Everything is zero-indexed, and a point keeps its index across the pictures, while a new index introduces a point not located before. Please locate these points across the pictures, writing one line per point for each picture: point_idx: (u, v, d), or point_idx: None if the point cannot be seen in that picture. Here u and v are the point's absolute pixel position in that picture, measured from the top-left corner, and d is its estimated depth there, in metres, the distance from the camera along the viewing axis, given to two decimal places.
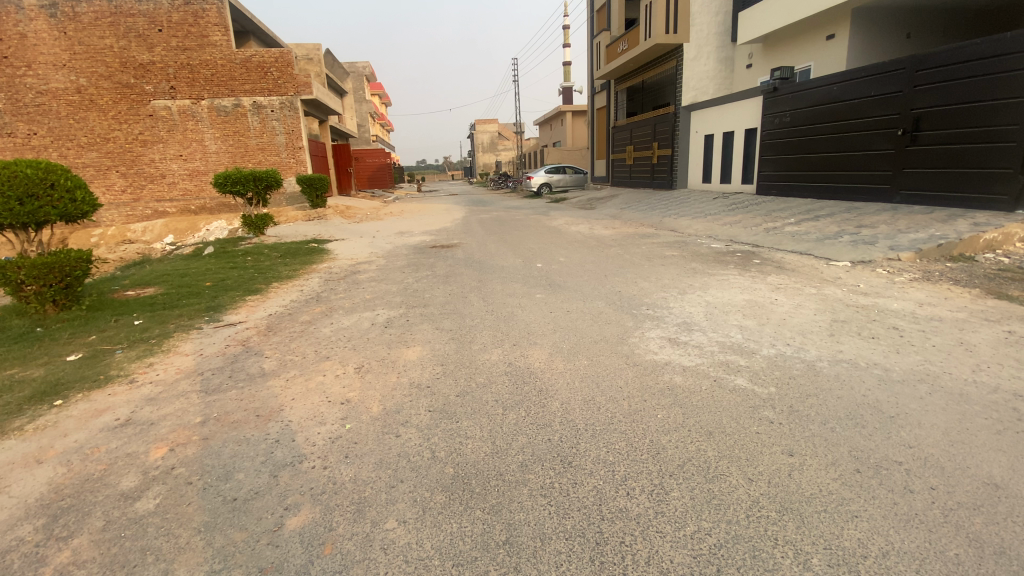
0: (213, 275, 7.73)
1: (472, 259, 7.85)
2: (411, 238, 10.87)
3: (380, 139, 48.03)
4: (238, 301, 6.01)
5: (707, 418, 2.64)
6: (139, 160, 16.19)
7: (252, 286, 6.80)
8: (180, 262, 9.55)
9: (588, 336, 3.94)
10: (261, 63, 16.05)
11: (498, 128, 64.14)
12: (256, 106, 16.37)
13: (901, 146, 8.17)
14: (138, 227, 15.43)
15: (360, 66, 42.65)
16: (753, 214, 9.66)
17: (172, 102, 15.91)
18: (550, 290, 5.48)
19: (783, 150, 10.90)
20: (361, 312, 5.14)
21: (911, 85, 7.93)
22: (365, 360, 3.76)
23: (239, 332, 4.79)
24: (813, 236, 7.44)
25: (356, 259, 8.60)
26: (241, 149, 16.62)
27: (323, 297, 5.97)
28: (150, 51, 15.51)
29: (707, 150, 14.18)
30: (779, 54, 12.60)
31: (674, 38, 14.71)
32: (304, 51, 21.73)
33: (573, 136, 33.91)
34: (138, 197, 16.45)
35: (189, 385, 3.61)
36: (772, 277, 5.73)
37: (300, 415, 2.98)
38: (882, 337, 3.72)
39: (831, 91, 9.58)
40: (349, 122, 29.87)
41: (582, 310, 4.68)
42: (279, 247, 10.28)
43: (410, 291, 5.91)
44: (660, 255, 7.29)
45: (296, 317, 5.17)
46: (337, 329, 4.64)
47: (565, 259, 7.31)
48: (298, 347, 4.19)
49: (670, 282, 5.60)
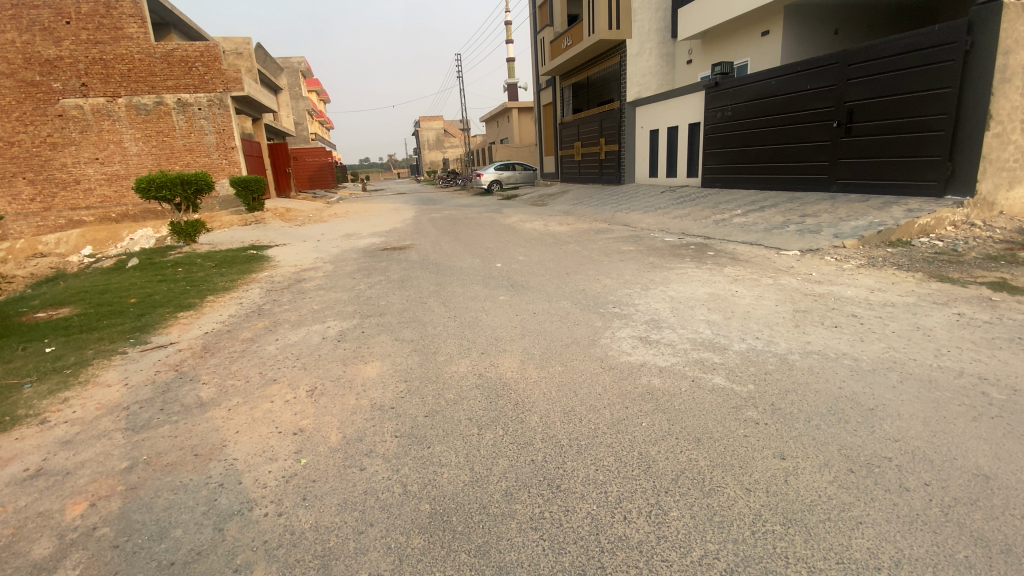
0: (139, 291, 6.99)
1: (427, 261, 7.52)
2: (360, 241, 10.36)
3: (320, 138, 46.14)
4: (169, 319, 5.43)
5: (692, 422, 2.52)
6: (49, 165, 14.63)
7: (185, 301, 6.18)
8: (100, 277, 8.64)
9: (557, 339, 3.77)
10: (185, 58, 14.93)
11: (443, 125, 63.24)
12: (181, 103, 15.17)
13: (837, 138, 8.55)
14: (50, 239, 13.95)
15: (295, 61, 40.74)
16: (702, 206, 9.85)
17: (84, 100, 14.44)
18: (512, 292, 5.28)
19: (725, 144, 11.19)
20: (310, 326, 4.74)
21: (845, 79, 8.31)
22: (318, 381, 3.41)
23: (170, 356, 4.29)
24: (761, 226, 7.64)
25: (301, 266, 8.05)
26: (167, 151, 15.36)
27: (266, 309, 5.49)
28: (57, 45, 14.03)
29: (653, 144, 14.42)
30: (717, 50, 12.97)
31: (616, 34, 14.85)
32: (233, 46, 20.40)
33: (519, 132, 33.87)
34: (49, 206, 14.87)
35: (112, 422, 3.14)
36: (728, 268, 5.77)
37: (246, 452, 2.63)
38: (845, 325, 3.77)
39: (768, 86, 9.90)
40: (286, 120, 28.44)
41: (548, 312, 4.51)
42: (214, 256, 9.52)
43: (363, 299, 5.54)
44: (618, 250, 7.24)
45: (235, 334, 4.70)
46: (283, 346, 4.23)
47: (524, 258, 7.13)
48: (239, 370, 3.77)
49: (631, 277, 5.53)
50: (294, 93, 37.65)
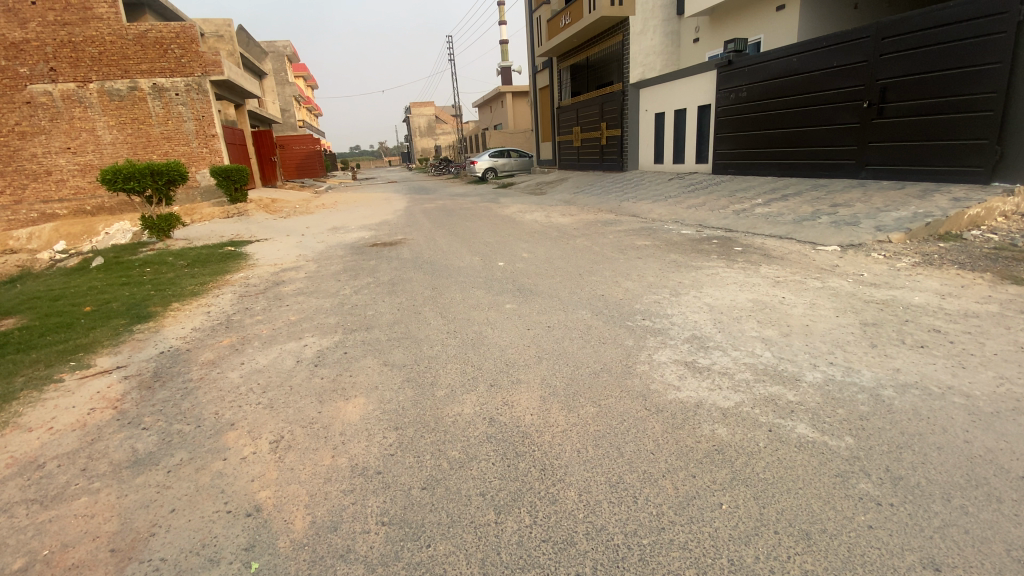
0: (98, 296, 6.22)
1: (421, 259, 6.79)
2: (348, 236, 9.56)
3: (307, 125, 44.78)
4: (124, 334, 4.67)
5: (792, 504, 1.85)
6: (17, 156, 13.62)
7: (145, 310, 5.41)
8: (60, 279, 7.80)
9: (583, 365, 3.07)
10: (159, 40, 13.89)
11: (435, 111, 61.83)
12: (157, 88, 14.17)
13: (866, 119, 7.82)
14: (21, 234, 13.07)
15: (280, 44, 39.26)
16: (716, 194, 9.14)
17: (54, 86, 13.42)
18: (520, 299, 4.57)
19: (740, 127, 10.42)
20: (284, 343, 4.01)
21: (878, 54, 7.55)
22: (286, 427, 2.70)
23: (113, 386, 3.54)
24: (788, 217, 6.95)
25: (282, 265, 7.29)
26: (143, 139, 14.39)
27: (236, 321, 4.75)
28: (22, 27, 12.99)
29: (659, 129, 13.63)
30: (727, 27, 12.17)
31: (619, 11, 13.96)
32: (212, 28, 19.26)
33: (514, 118, 32.89)
34: (19, 199, 13.90)
35: (17, 490, 2.41)
36: (764, 267, 5.08)
37: (179, 548, 1.92)
38: (933, 345, 3.08)
39: (789, 63, 9.11)
40: (271, 106, 27.26)
41: (564, 325, 3.79)
42: (188, 254, 8.69)
43: (347, 308, 4.80)
44: (632, 245, 6.52)
45: (195, 356, 3.94)
46: (249, 374, 3.50)
47: (529, 256, 6.43)
48: (192, 409, 3.03)
49: (655, 279, 4.83)
50: (280, 78, 36.25)
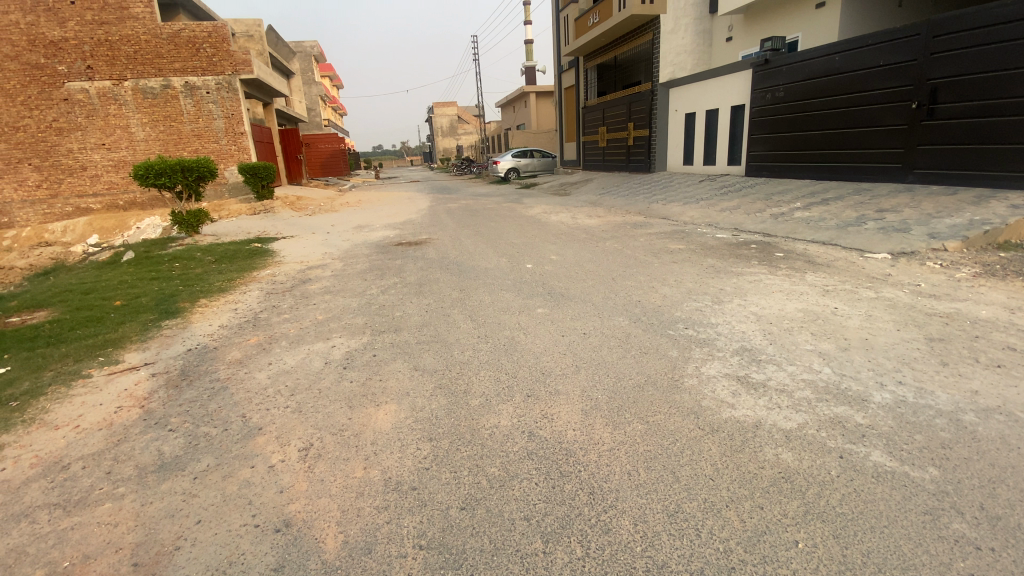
0: (127, 291, 6.25)
1: (447, 259, 6.69)
2: (373, 234, 9.50)
3: (332, 124, 45.35)
4: (151, 330, 4.64)
5: (878, 545, 1.65)
6: (55, 151, 13.97)
7: (173, 306, 5.39)
8: (92, 272, 7.91)
9: (626, 377, 2.89)
10: (192, 39, 14.10)
11: (458, 111, 62.01)
12: (189, 86, 14.40)
13: (915, 121, 7.43)
14: (57, 227, 13.43)
15: (308, 44, 39.73)
16: (751, 197, 8.83)
17: (90, 83, 13.74)
18: (553, 302, 4.40)
19: (776, 128, 10.05)
20: (312, 343, 3.91)
21: (928, 53, 7.16)
22: (316, 434, 2.58)
23: (141, 384, 3.48)
24: (831, 222, 6.64)
25: (308, 263, 7.26)
26: (174, 136, 14.64)
27: (263, 319, 4.68)
28: (61, 26, 13.31)
29: (689, 130, 13.31)
30: (763, 25, 11.81)
31: (650, 9, 13.68)
32: (244, 27, 19.55)
33: (537, 118, 32.71)
34: (55, 193, 14.26)
35: (42, 492, 2.34)
36: (810, 274, 4.82)
37: (205, 565, 1.81)
38: (1011, 365, 2.82)
39: (831, 62, 8.73)
40: (298, 105, 27.61)
41: (601, 332, 3.60)
42: (216, 250, 8.75)
43: (374, 309, 4.69)
44: (666, 249, 6.30)
45: (222, 355, 3.87)
46: (277, 374, 3.40)
47: (558, 257, 6.26)
48: (219, 411, 2.94)
49: (694, 285, 4.60)
50: (306, 78, 36.77)
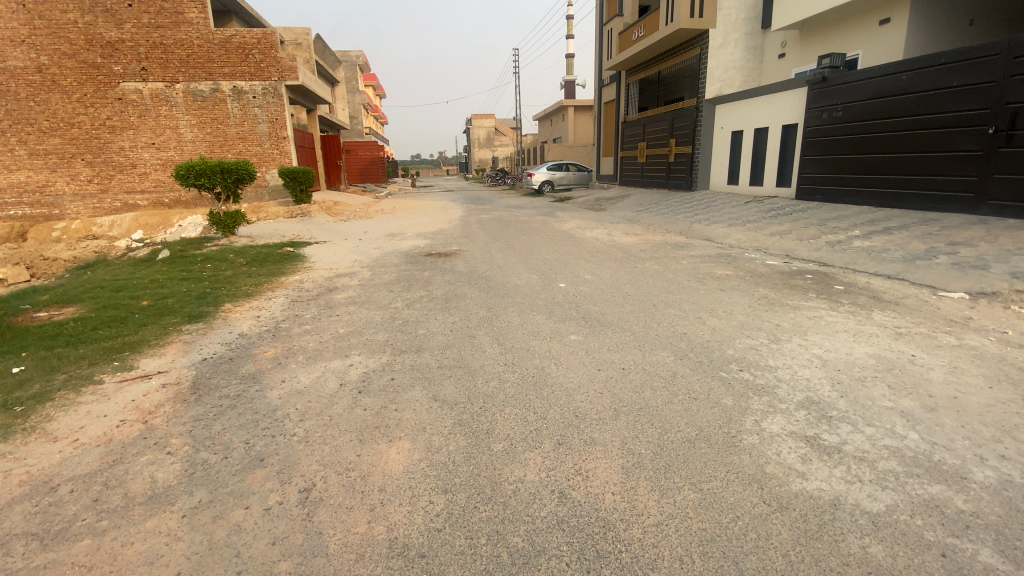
0: (157, 290, 6.24)
1: (477, 274, 6.44)
2: (404, 243, 9.37)
3: (373, 132, 46.37)
4: (172, 334, 4.53)
5: None
6: (107, 148, 14.51)
7: (197, 309, 5.30)
8: (128, 269, 8.01)
9: (674, 429, 2.51)
10: (242, 45, 14.46)
11: (496, 123, 62.49)
12: (236, 90, 14.76)
13: (990, 147, 6.78)
14: (105, 222, 13.92)
15: (354, 54, 40.77)
16: (802, 222, 8.28)
17: (144, 84, 14.25)
18: (588, 329, 4.06)
19: (832, 150, 9.47)
20: (329, 360, 3.67)
21: (1008, 74, 6.55)
22: (321, 471, 2.31)
23: (150, 395, 3.31)
24: (895, 253, 6.08)
25: (336, 270, 7.14)
26: (220, 138, 15.01)
27: (284, 329, 4.50)
28: (119, 28, 13.86)
29: (735, 148, 12.78)
30: (819, 42, 11.27)
31: (698, 23, 13.25)
32: (293, 36, 20.09)
33: (575, 132, 32.50)
34: (105, 188, 14.80)
35: (21, 519, 2.14)
36: (877, 313, 4.34)
37: None
38: None
39: (896, 82, 8.15)
40: (340, 112, 28.22)
41: (643, 369, 3.23)
42: (248, 252, 8.76)
43: (397, 325, 4.44)
44: (710, 274, 5.88)
45: (236, 367, 3.67)
46: (289, 394, 3.16)
47: (593, 277, 5.93)
48: (222, 434, 2.71)
49: (745, 319, 4.19)
50: (351, 86, 37.72)
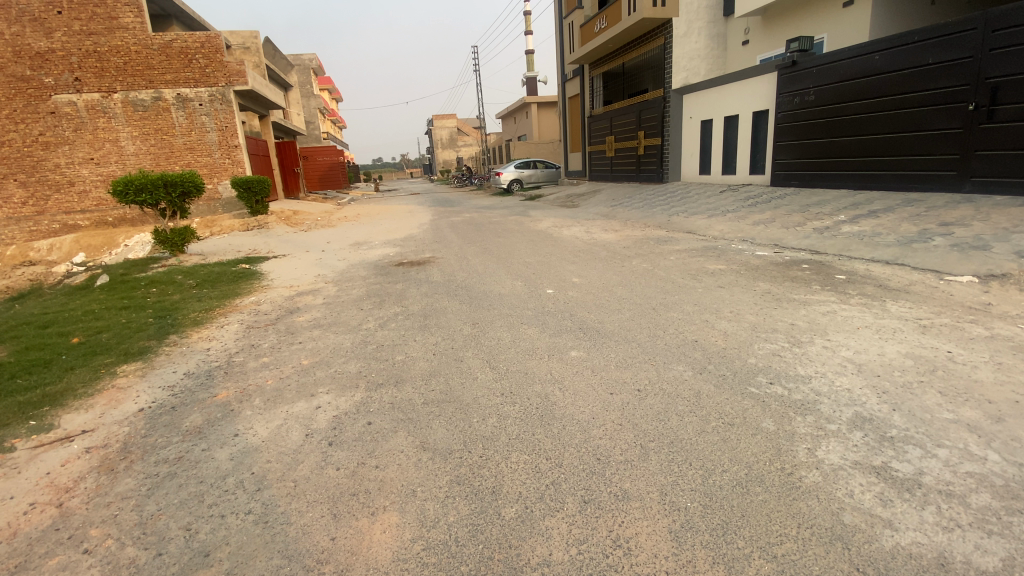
0: (91, 323, 5.46)
1: (455, 282, 5.95)
2: (371, 253, 8.74)
3: (331, 137, 44.87)
4: (105, 379, 3.82)
5: None
6: (41, 166, 13.28)
7: (139, 344, 4.59)
8: (63, 299, 7.13)
9: (719, 470, 2.09)
10: (184, 49, 13.45)
11: (458, 123, 61.69)
12: (181, 98, 13.73)
13: (971, 124, 6.69)
14: (42, 246, 12.72)
15: (306, 58, 39.20)
16: (785, 209, 8.07)
17: (78, 96, 13.08)
18: (588, 343, 3.61)
19: (806, 134, 9.34)
20: (292, 402, 3.10)
21: (986, 49, 6.45)
22: (284, 569, 1.78)
23: (68, 465, 2.65)
24: (888, 237, 5.89)
25: (298, 288, 6.49)
26: (166, 150, 13.94)
27: (239, 364, 3.88)
28: (48, 37, 12.68)
29: (706, 137, 12.61)
30: (783, 27, 11.19)
31: (661, 12, 12.98)
32: (240, 39, 19.00)
33: (539, 128, 32.19)
34: (41, 209, 13.53)
35: None
36: (891, 304, 4.06)
37: None
38: None
39: (870, 62, 8.01)
40: (296, 118, 27.06)
41: (663, 390, 2.79)
42: (200, 272, 7.96)
43: (371, 350, 3.89)
44: (704, 269, 5.54)
45: (179, 420, 3.04)
46: (245, 452, 2.59)
47: (581, 280, 5.50)
48: (157, 518, 2.14)
49: (757, 319, 3.82)
50: (305, 91, 36.40)
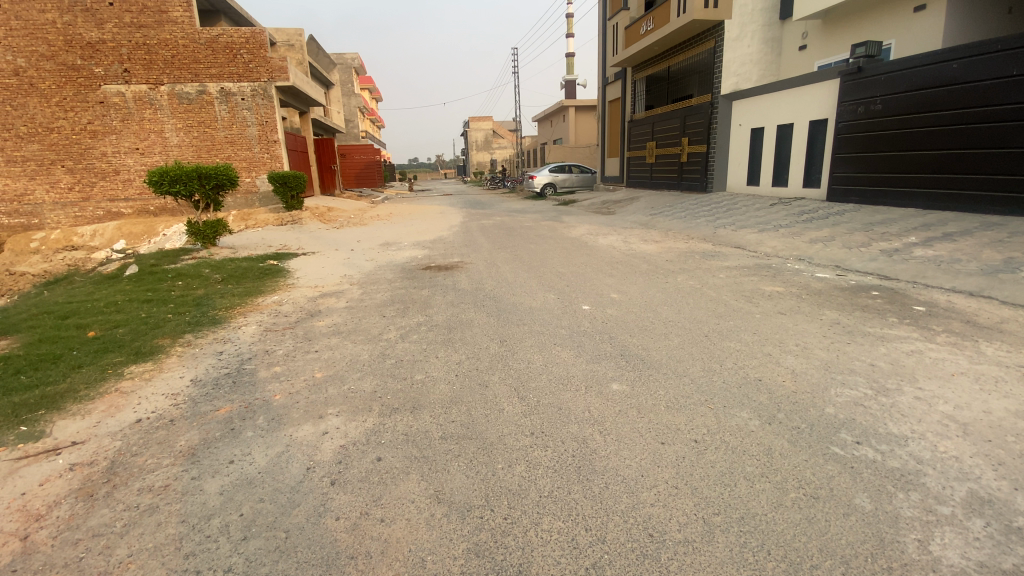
0: (110, 316, 5.33)
1: (484, 291, 5.60)
2: (399, 254, 8.48)
3: (370, 136, 45.47)
4: (111, 381, 3.60)
5: None
6: (89, 154, 13.64)
7: (153, 342, 4.39)
8: (92, 287, 7.11)
9: (807, 568, 1.64)
10: (229, 44, 13.58)
11: (495, 126, 61.68)
12: (224, 92, 13.87)
13: None
14: (86, 232, 13.04)
15: (348, 57, 39.80)
16: (845, 226, 7.42)
17: (126, 87, 13.37)
18: (632, 374, 3.17)
19: (870, 147, 8.63)
20: (297, 425, 2.78)
21: None
22: None
23: (49, 485, 2.38)
24: (970, 263, 5.23)
25: (322, 288, 6.28)
26: (207, 142, 14.12)
27: (249, 374, 3.60)
28: (99, 28, 12.99)
29: (755, 146, 11.94)
30: (845, 32, 10.43)
31: (713, 15, 12.35)
32: (285, 37, 19.24)
33: (575, 133, 31.72)
34: (87, 196, 13.90)
35: None
36: (988, 345, 3.47)
37: None
38: None
39: (945, 71, 7.29)
40: (336, 115, 27.40)
41: (728, 445, 2.34)
42: (227, 266, 7.86)
43: (389, 365, 3.55)
44: (759, 291, 5.03)
45: (175, 437, 2.76)
46: (239, 486, 2.27)
47: (621, 296, 5.07)
48: (124, 568, 1.82)
49: (830, 357, 3.31)
50: (346, 90, 36.97)
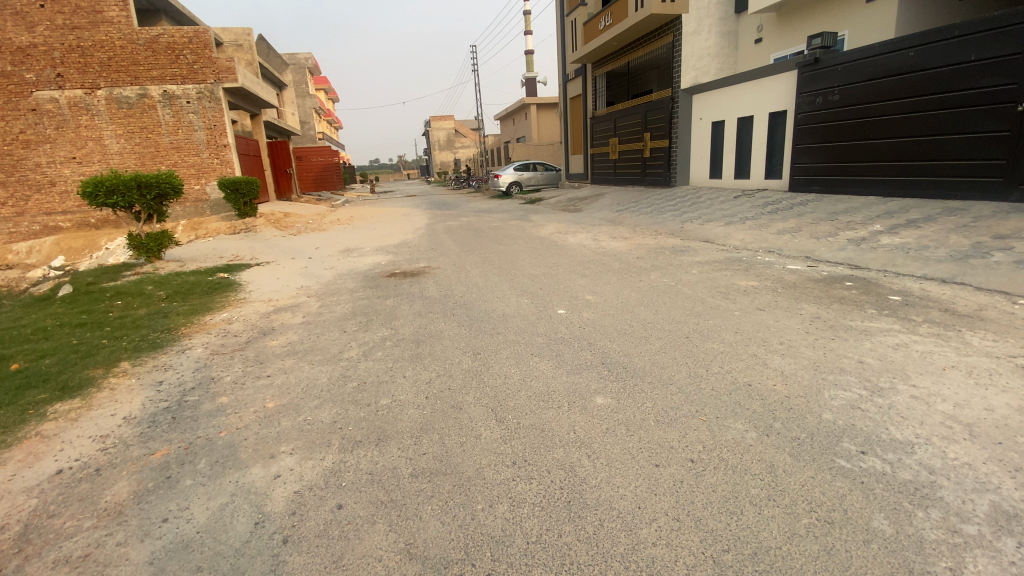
0: (38, 345, 4.77)
1: (453, 298, 5.32)
2: (362, 261, 8.08)
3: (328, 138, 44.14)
4: (30, 424, 3.13)
5: None
6: (21, 165, 12.58)
7: (84, 374, 3.91)
8: (22, 311, 6.44)
9: None
10: (171, 45, 12.77)
11: (456, 125, 61.03)
12: (167, 95, 13.01)
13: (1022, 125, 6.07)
14: (19, 249, 12.02)
15: (302, 57, 38.45)
16: (811, 216, 7.46)
17: (60, 92, 12.37)
18: (615, 385, 2.96)
19: (830, 137, 8.75)
20: (245, 468, 2.43)
21: None
22: None
23: None
24: (936, 250, 5.28)
25: (278, 302, 5.84)
26: (151, 149, 13.17)
27: (191, 407, 3.19)
28: (30, 31, 12.01)
29: (717, 139, 12.02)
30: (800, 24, 10.59)
31: (671, 9, 12.36)
32: (232, 37, 18.33)
33: (538, 130, 31.62)
34: (21, 211, 12.83)
35: None
36: (968, 334, 3.43)
37: None
38: None
39: (902, 59, 7.42)
40: (291, 118, 26.40)
41: (728, 463, 2.14)
42: (176, 282, 7.29)
43: (350, 389, 3.23)
44: (734, 286, 4.93)
45: (100, 492, 2.37)
46: (173, 552, 1.92)
47: (595, 298, 4.88)
48: None
49: (817, 355, 3.18)
50: (301, 91, 35.72)
